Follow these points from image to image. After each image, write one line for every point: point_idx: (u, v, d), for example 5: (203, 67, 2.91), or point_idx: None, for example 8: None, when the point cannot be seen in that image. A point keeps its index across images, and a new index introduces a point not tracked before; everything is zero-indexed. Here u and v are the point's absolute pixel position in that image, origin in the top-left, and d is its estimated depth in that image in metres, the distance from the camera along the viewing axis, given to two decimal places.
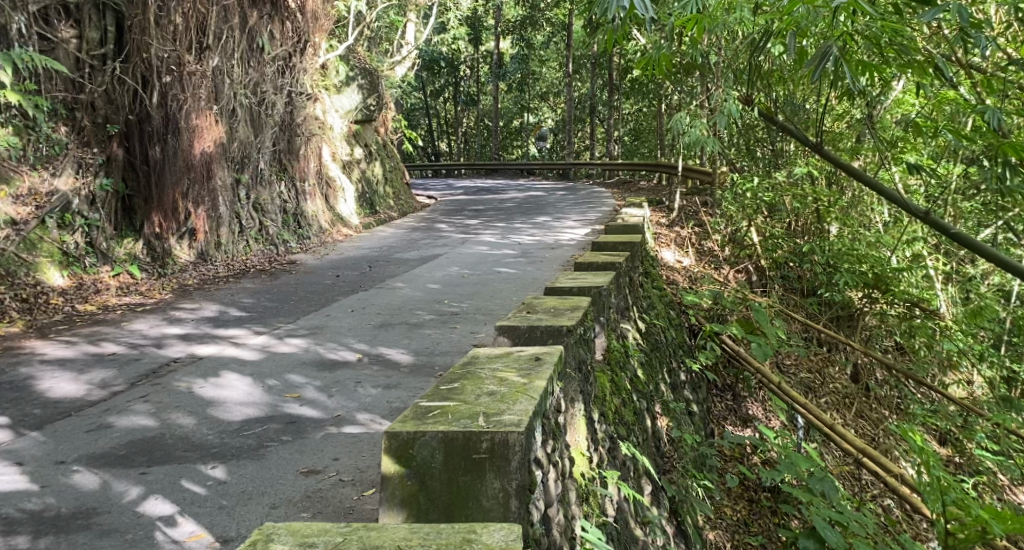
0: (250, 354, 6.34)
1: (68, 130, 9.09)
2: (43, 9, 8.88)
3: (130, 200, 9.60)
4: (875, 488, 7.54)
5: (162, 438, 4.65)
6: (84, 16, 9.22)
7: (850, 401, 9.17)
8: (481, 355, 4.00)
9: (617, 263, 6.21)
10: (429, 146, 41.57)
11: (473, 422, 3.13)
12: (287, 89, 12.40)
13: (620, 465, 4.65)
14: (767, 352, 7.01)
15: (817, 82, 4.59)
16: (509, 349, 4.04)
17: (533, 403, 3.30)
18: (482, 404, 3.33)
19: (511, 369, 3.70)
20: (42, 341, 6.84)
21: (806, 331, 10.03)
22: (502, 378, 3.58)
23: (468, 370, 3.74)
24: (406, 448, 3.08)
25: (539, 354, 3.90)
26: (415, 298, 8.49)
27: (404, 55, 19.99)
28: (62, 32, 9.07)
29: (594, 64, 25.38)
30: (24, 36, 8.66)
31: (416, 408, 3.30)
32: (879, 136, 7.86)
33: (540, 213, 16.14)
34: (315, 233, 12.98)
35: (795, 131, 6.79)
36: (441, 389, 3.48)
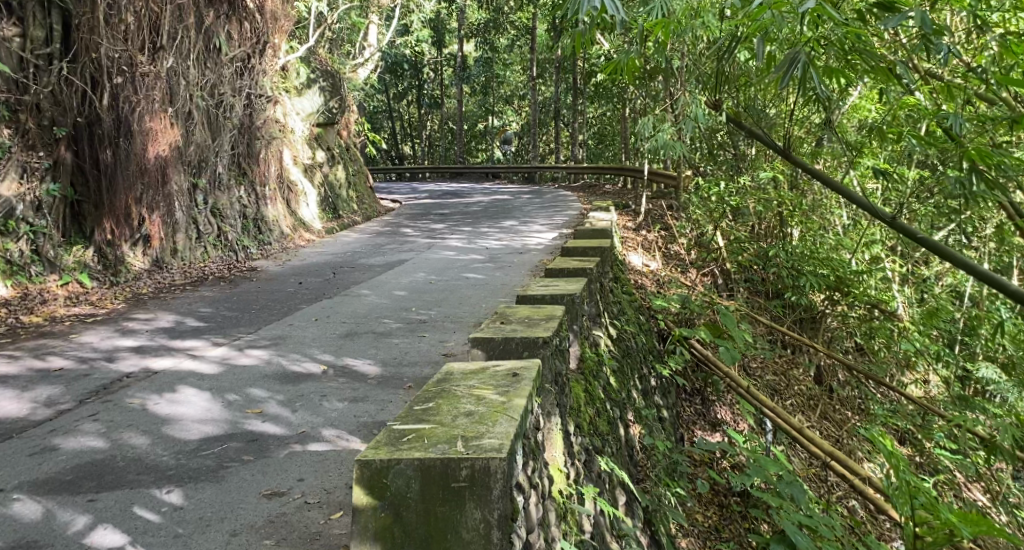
0: (209, 368, 6.20)
1: (11, 132, 8.75)
2: None
3: (79, 206, 9.39)
4: (839, 489, 7.54)
5: (112, 461, 4.53)
6: (27, 14, 8.85)
7: (815, 403, 9.24)
8: (455, 370, 3.92)
9: (587, 270, 6.19)
10: (394, 150, 41.40)
11: (451, 448, 3.06)
12: (246, 91, 12.21)
13: (595, 478, 4.60)
14: (735, 356, 6.97)
15: (786, 90, 4.52)
16: (483, 363, 3.97)
17: (512, 424, 3.25)
18: (458, 425, 3.25)
19: (488, 385, 3.64)
20: None
21: (771, 333, 10.08)
22: (478, 397, 3.51)
23: (442, 388, 3.65)
24: (380, 478, 3.00)
25: (517, 369, 3.84)
26: (381, 306, 8.39)
27: (366, 57, 19.85)
28: (5, 30, 8.69)
29: (558, 67, 25.43)
30: None
31: (390, 432, 3.22)
32: (841, 139, 7.91)
33: (507, 218, 16.11)
34: (276, 238, 12.82)
35: (760, 136, 6.78)
36: (414, 410, 3.39)
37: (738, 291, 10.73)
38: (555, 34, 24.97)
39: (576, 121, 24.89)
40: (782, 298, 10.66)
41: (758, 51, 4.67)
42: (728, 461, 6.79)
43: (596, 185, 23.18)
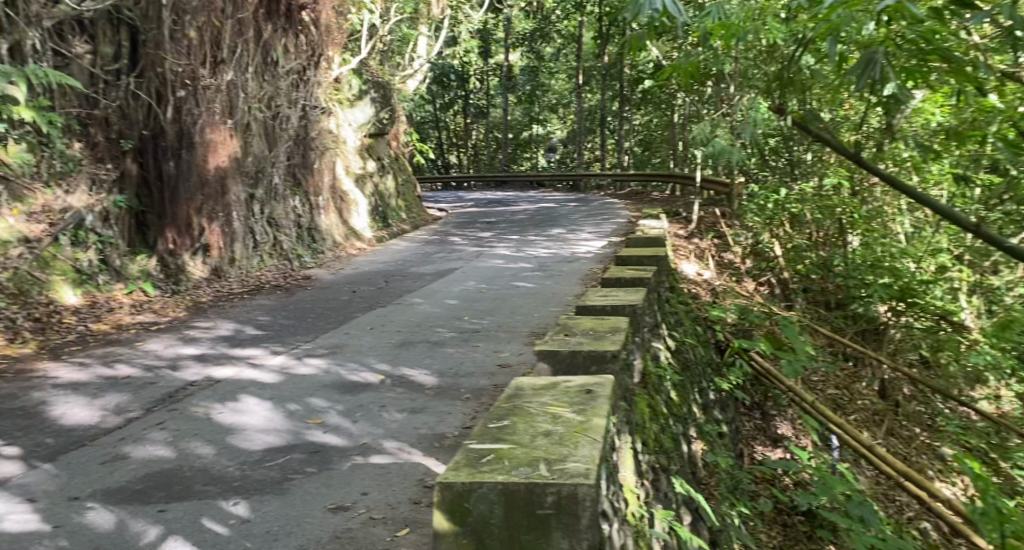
0: (269, 377, 6.26)
1: (81, 146, 9.11)
2: (58, 24, 8.91)
3: (143, 217, 9.62)
4: (910, 510, 7.33)
5: (179, 471, 4.60)
6: (97, 32, 9.23)
7: (880, 419, 8.98)
8: (524, 385, 3.86)
9: (646, 279, 6.12)
10: (440, 160, 41.66)
11: (535, 472, 3.01)
12: (302, 103, 12.35)
13: (663, 497, 4.52)
14: (795, 371, 6.91)
15: (861, 92, 4.36)
16: (553, 379, 3.91)
17: (593, 446, 3.19)
18: (538, 446, 3.20)
19: (563, 403, 3.58)
20: (55, 363, 6.86)
21: (832, 345, 9.93)
22: (554, 415, 3.46)
23: (515, 404, 3.60)
24: (461, 503, 2.96)
25: (590, 386, 3.77)
26: (434, 315, 8.39)
27: (416, 68, 19.99)
28: (76, 47, 9.06)
29: (605, 75, 25.30)
30: (39, 53, 8.68)
31: (467, 452, 3.18)
32: (915, 141, 7.67)
33: (554, 226, 16.04)
34: (329, 247, 12.97)
35: (830, 142, 6.32)
36: (491, 428, 3.35)
37: (796, 301, 10.58)
38: (602, 41, 24.87)
39: (622, 129, 24.68)
40: (844, 309, 10.44)
41: (830, 52, 4.53)
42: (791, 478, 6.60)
43: (644, 192, 22.98)
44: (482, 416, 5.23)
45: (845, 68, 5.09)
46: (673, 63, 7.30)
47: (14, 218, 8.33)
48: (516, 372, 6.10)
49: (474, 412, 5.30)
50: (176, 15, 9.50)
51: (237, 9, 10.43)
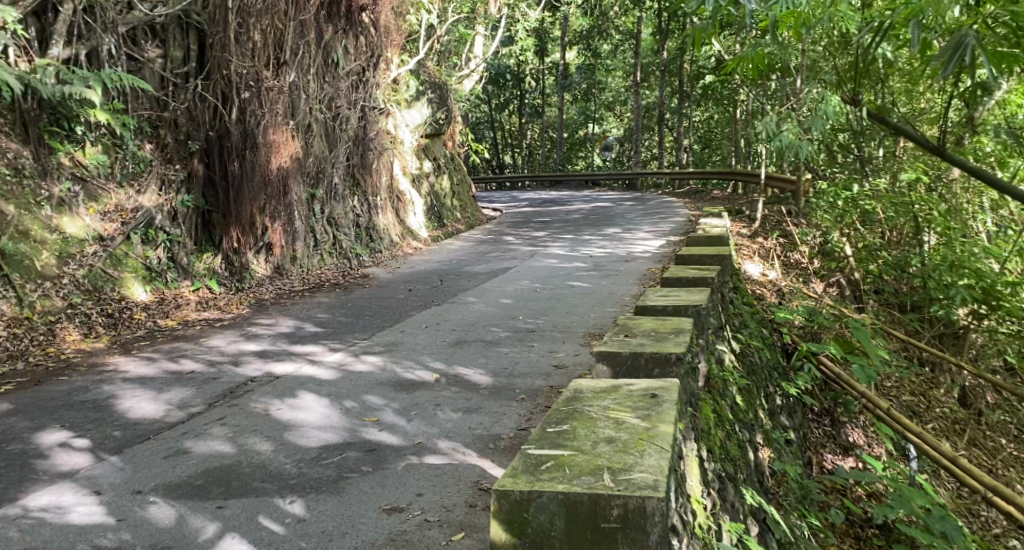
0: (327, 374, 6.28)
1: (152, 148, 9.42)
2: (131, 30, 9.32)
3: (209, 216, 9.83)
4: (996, 527, 7.01)
5: (238, 467, 4.62)
6: (169, 36, 9.62)
7: (961, 428, 8.58)
8: (584, 387, 3.76)
9: (708, 280, 5.98)
10: (495, 159, 41.73)
11: (598, 482, 2.91)
12: (361, 103, 12.43)
13: (730, 508, 4.37)
14: (870, 375, 6.61)
15: (950, 78, 4.09)
16: (615, 381, 3.80)
17: (659, 455, 3.08)
18: (600, 453, 3.11)
19: (625, 408, 3.47)
20: (125, 357, 7.02)
21: (907, 349, 9.46)
22: (616, 421, 3.36)
23: (574, 408, 3.50)
24: (521, 512, 2.88)
25: (653, 390, 3.65)
26: (489, 314, 8.34)
27: (472, 68, 20.00)
28: (148, 52, 9.45)
29: (664, 72, 24.97)
30: (115, 57, 9.09)
31: (526, 457, 3.11)
32: (1002, 133, 7.33)
33: (610, 225, 15.86)
34: (386, 245, 13.05)
35: (912, 135, 6.22)
36: (550, 431, 3.27)
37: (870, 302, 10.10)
38: (661, 37, 24.57)
39: (681, 126, 24.31)
40: (920, 311, 9.87)
41: (914, 36, 4.27)
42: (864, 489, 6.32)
43: (701, 190, 22.61)
44: (538, 418, 5.14)
45: (928, 56, 4.81)
46: (740, 54, 7.07)
47: (89, 217, 8.58)
48: (572, 373, 5.99)
49: (530, 413, 5.21)
50: (241, 18, 9.63)
51: (299, 11, 10.57)
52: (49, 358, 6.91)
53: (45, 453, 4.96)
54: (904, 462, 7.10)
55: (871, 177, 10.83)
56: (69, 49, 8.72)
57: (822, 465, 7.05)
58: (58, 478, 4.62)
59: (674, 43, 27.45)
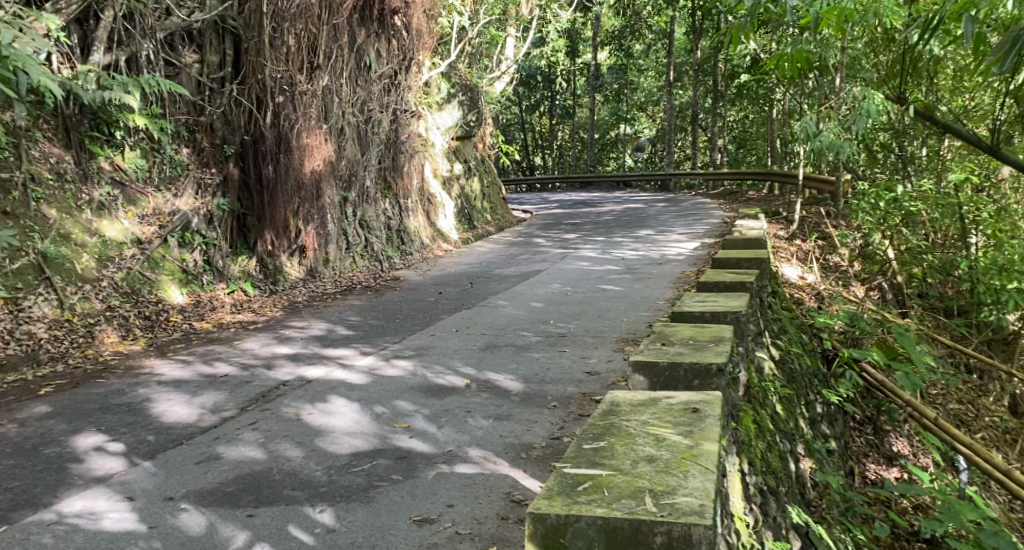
0: (357, 378, 6.24)
1: (189, 152, 9.55)
2: (169, 35, 9.36)
3: (244, 219, 9.89)
4: None
5: (269, 473, 4.59)
6: (205, 41, 9.64)
7: (1013, 437, 8.29)
8: (620, 399, 3.67)
9: (746, 284, 6.03)
10: (526, 161, 41.67)
11: (640, 506, 2.82)
12: (393, 106, 12.42)
13: (772, 523, 4.24)
14: (915, 383, 6.44)
15: (1005, 74, 3.88)
16: (653, 393, 3.71)
17: (703, 477, 2.98)
18: (640, 473, 3.02)
19: (664, 423, 3.39)
20: (160, 360, 7.04)
21: (953, 355, 9.19)
22: (656, 438, 3.27)
23: (611, 423, 3.43)
24: (558, 535, 2.80)
25: (693, 404, 3.56)
26: (520, 317, 8.26)
27: (503, 70, 19.95)
28: (186, 57, 9.50)
29: (697, 72, 24.73)
30: (152, 63, 9.15)
31: (563, 476, 3.03)
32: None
33: (642, 226, 15.69)
34: (417, 248, 13.03)
35: (964, 135, 6.16)
36: (588, 448, 3.19)
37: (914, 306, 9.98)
38: (694, 37, 24.37)
39: (715, 126, 24.03)
40: (967, 316, 9.71)
41: (965, 32, 4.07)
42: (910, 501, 6.11)
43: (735, 191, 22.34)
44: (570, 427, 5.04)
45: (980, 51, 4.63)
46: (779, 51, 6.96)
47: (128, 220, 8.70)
48: (605, 380, 5.89)
49: (562, 421, 5.12)
50: (276, 23, 9.66)
51: (333, 15, 10.57)
52: (87, 360, 6.96)
53: (80, 457, 4.97)
54: (953, 474, 6.84)
55: (915, 177, 10.80)
56: (110, 55, 8.80)
57: (866, 474, 6.87)
58: (92, 483, 4.62)
59: (707, 42, 27.21)
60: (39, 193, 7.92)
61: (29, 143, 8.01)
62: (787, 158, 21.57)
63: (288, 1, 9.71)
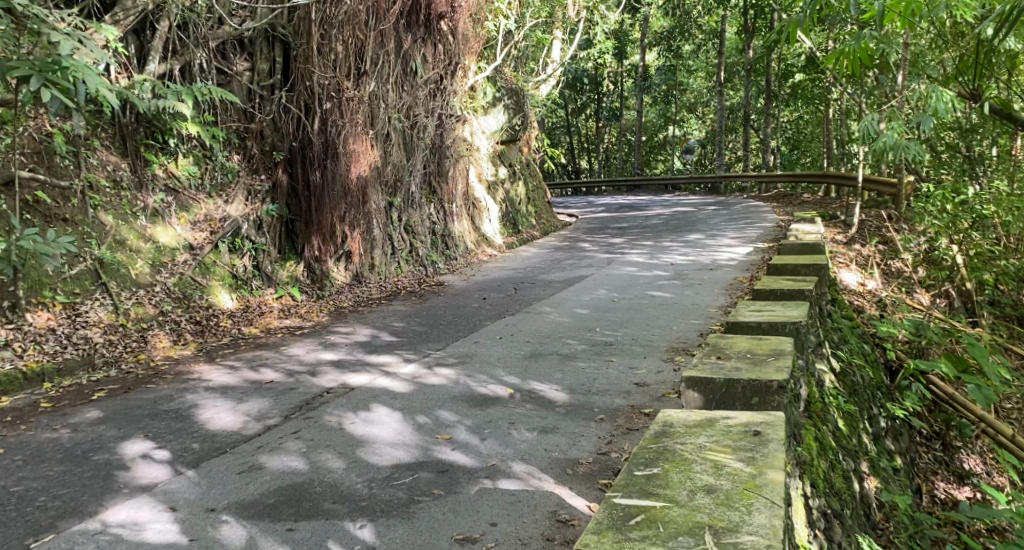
0: (401, 386, 6.15)
1: (239, 159, 9.61)
2: (221, 44, 9.48)
3: (292, 225, 9.91)
4: None
5: (310, 485, 4.50)
6: (255, 49, 9.74)
7: None
8: (673, 420, 3.52)
9: (805, 292, 6.02)
10: (572, 164, 41.51)
11: (698, 543, 2.67)
12: (438, 111, 12.37)
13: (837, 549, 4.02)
14: (988, 398, 6.32)
15: None
16: (708, 414, 3.55)
17: (769, 512, 2.81)
18: (699, 505, 2.87)
19: (724, 448, 3.23)
20: (209, 365, 7.04)
21: None
22: (715, 465, 3.11)
23: (665, 447, 3.28)
24: None
25: (753, 427, 3.39)
26: (565, 325, 8.10)
27: (549, 73, 19.82)
28: (237, 65, 9.58)
29: (749, 72, 24.30)
30: (205, 72, 9.27)
31: (614, 507, 2.88)
32: None
33: (691, 231, 15.43)
34: (462, 253, 12.98)
35: None
36: (639, 475, 3.05)
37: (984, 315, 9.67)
38: (746, 36, 24.01)
39: (768, 127, 23.55)
40: None
41: None
42: (984, 523, 5.90)
43: (789, 194, 21.89)
44: (617, 441, 4.87)
45: None
46: (840, 47, 6.74)
47: (180, 226, 8.76)
48: (654, 391, 5.70)
49: (610, 435, 4.95)
50: (324, 30, 9.66)
51: (380, 21, 10.54)
52: (139, 365, 6.99)
53: (127, 464, 4.95)
54: None
55: (983, 178, 10.44)
56: (165, 64, 8.91)
57: (935, 492, 6.72)
58: (137, 492, 4.58)
59: (759, 42, 26.78)
60: (97, 200, 8.04)
61: (87, 152, 8.17)
62: (843, 159, 21.08)
63: (337, 8, 9.71)
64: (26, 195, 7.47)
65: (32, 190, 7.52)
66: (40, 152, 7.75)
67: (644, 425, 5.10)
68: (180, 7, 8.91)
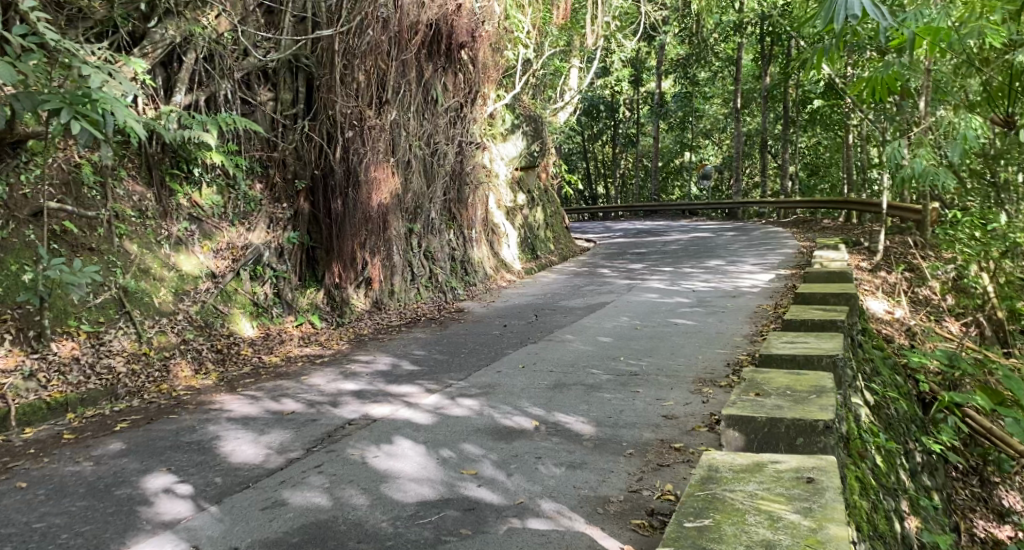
0: (423, 418, 6.05)
1: (261, 187, 9.64)
2: (246, 75, 9.55)
3: (313, 251, 9.92)
4: None
5: (334, 523, 4.40)
6: (279, 80, 9.77)
7: None
8: (720, 466, 3.66)
9: (837, 323, 5.90)
10: (588, 190, 41.46)
11: None
12: (459, 138, 12.36)
13: None
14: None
15: None
16: (755, 461, 3.67)
17: None
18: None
19: (777, 498, 3.34)
20: (230, 395, 6.97)
21: None
22: (770, 516, 3.21)
23: (712, 494, 3.41)
24: None
25: (806, 473, 3.51)
26: (588, 353, 7.98)
27: (566, 100, 19.83)
28: (261, 95, 9.65)
29: (766, 98, 24.25)
30: (230, 102, 9.31)
31: None
32: None
33: (712, 256, 15.31)
34: (481, 279, 12.92)
35: None
36: (691, 528, 3.16)
37: (1015, 343, 9.52)
38: (763, 62, 23.97)
39: (786, 152, 23.44)
40: None
41: None
42: None
43: (808, 220, 21.79)
44: (648, 479, 4.74)
45: None
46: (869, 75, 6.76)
47: (203, 254, 8.76)
48: (683, 425, 5.57)
49: (640, 472, 4.82)
50: (346, 59, 9.68)
51: (402, 51, 10.55)
52: (161, 395, 6.92)
53: (149, 499, 4.88)
54: None
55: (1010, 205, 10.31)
56: (190, 95, 9.02)
57: (974, 530, 6.65)
58: (160, 529, 4.50)
59: (776, 69, 26.79)
60: (123, 229, 8.05)
61: (114, 182, 8.21)
62: (862, 187, 20.99)
63: (359, 39, 9.77)
64: (53, 225, 7.50)
65: (60, 220, 7.56)
66: (68, 183, 7.78)
67: (675, 461, 4.96)
68: (207, 39, 9.05)
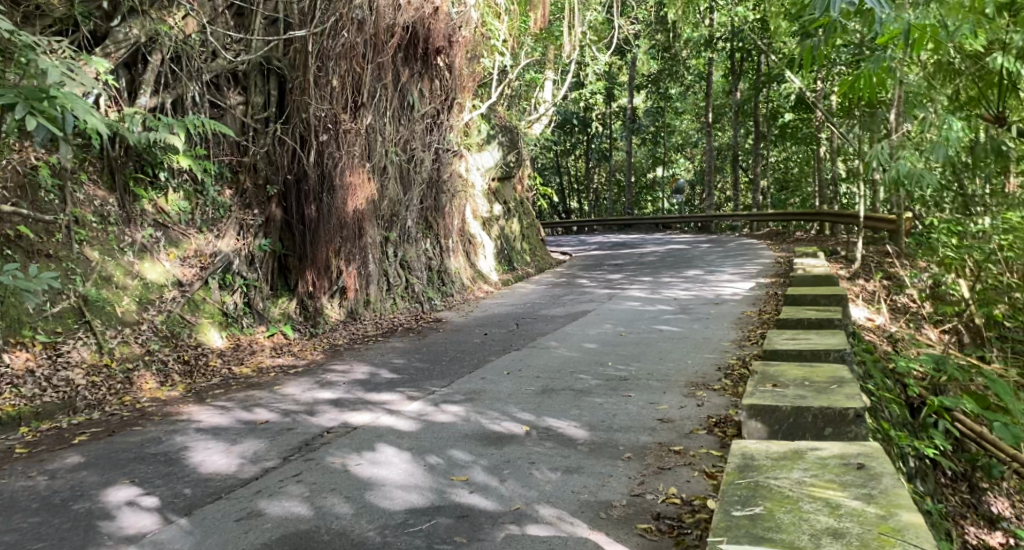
0: (407, 424, 5.80)
1: (231, 193, 9.32)
2: (214, 77, 9.26)
3: (285, 260, 9.65)
4: None
5: (317, 533, 4.14)
6: (250, 83, 9.52)
7: None
8: (755, 453, 3.67)
9: (834, 323, 5.76)
10: (561, 205, 41.29)
11: None
12: (434, 145, 12.12)
13: None
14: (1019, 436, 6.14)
15: None
16: (790, 446, 3.68)
17: None
18: None
19: (829, 484, 3.33)
20: (199, 406, 6.66)
21: None
22: (828, 503, 3.19)
23: (757, 483, 3.39)
24: None
25: (852, 459, 3.51)
26: (574, 360, 7.76)
27: (541, 112, 19.66)
28: (230, 98, 9.37)
29: (738, 113, 24.26)
30: (198, 105, 9.02)
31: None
32: None
33: (690, 267, 15.17)
34: (457, 289, 12.67)
35: None
36: (743, 517, 3.13)
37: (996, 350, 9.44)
38: (734, 78, 23.96)
39: (759, 166, 23.45)
40: None
41: None
42: None
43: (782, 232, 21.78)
44: (650, 482, 4.53)
45: None
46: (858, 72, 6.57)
47: (169, 262, 8.45)
48: (680, 428, 5.37)
49: (641, 475, 4.61)
50: (320, 61, 9.36)
51: (378, 54, 10.24)
52: (124, 408, 6.59)
53: (111, 512, 4.57)
54: None
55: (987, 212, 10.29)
56: (156, 97, 8.70)
57: (967, 536, 6.38)
58: (123, 543, 4.20)
59: (747, 85, 26.89)
60: (82, 235, 7.73)
61: (72, 185, 7.90)
62: (833, 200, 21.08)
63: (333, 40, 9.43)
64: (7, 230, 7.16)
65: (14, 225, 7.22)
66: (23, 186, 7.46)
67: (675, 464, 4.76)
68: (173, 39, 8.77)
